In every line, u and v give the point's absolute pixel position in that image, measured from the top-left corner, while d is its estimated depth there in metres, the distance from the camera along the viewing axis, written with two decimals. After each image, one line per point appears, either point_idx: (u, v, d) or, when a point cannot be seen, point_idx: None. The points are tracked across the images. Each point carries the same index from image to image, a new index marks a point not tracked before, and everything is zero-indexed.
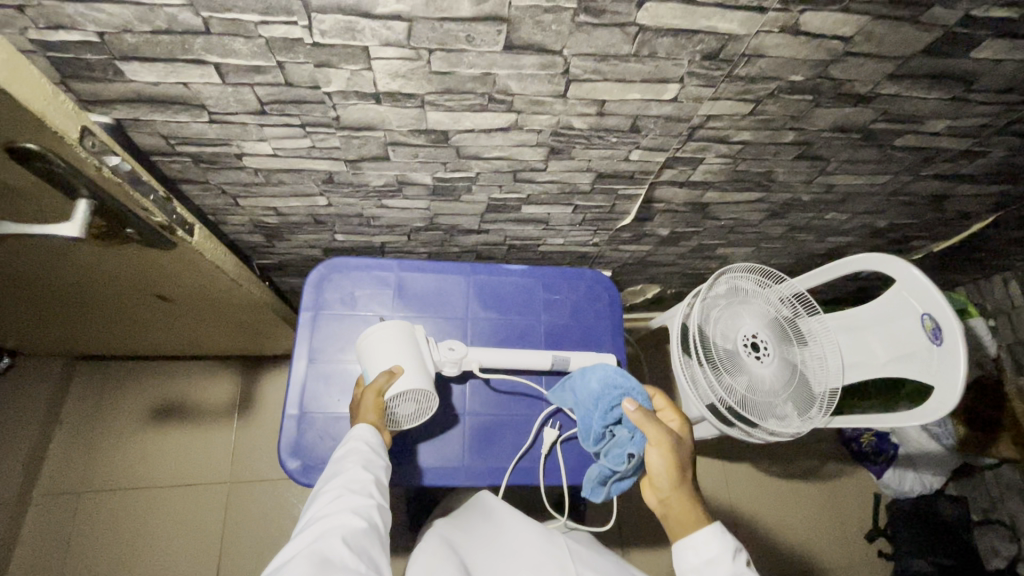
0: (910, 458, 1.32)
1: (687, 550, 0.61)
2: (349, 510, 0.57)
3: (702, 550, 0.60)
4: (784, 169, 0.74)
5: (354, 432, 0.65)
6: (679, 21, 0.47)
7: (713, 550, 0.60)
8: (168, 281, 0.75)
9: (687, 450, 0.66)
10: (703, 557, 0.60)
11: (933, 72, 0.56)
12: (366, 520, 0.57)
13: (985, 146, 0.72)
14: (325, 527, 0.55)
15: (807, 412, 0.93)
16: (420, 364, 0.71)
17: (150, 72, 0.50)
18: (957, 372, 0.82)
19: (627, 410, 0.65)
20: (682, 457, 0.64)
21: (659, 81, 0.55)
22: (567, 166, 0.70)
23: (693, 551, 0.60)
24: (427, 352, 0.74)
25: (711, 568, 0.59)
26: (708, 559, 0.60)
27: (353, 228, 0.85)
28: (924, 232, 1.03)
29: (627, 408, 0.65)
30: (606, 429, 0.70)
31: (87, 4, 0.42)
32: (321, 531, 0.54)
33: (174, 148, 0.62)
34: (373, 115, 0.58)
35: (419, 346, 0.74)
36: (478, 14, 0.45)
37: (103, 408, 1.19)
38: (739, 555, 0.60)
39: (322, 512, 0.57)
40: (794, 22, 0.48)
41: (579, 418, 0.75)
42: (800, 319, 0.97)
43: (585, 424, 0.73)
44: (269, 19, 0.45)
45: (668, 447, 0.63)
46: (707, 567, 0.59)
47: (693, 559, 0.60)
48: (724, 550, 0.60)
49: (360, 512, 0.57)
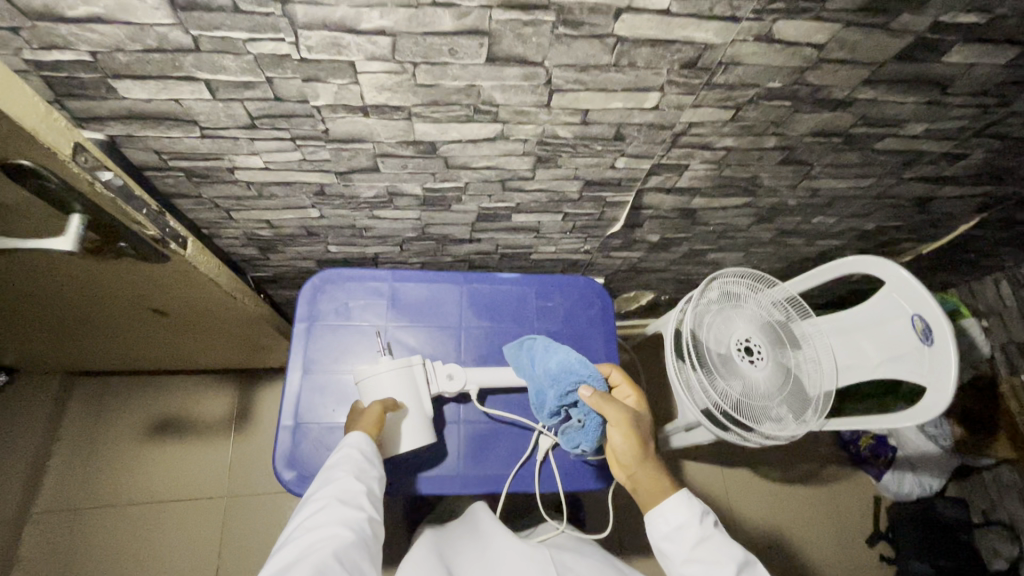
0: (910, 462, 1.31)
1: (657, 519, 0.64)
2: (340, 522, 0.57)
3: (671, 517, 0.63)
4: (769, 174, 0.76)
5: (346, 443, 0.65)
6: (656, 31, 0.49)
7: (681, 516, 0.63)
8: (164, 294, 0.75)
9: (646, 424, 0.69)
10: (672, 523, 0.63)
11: (908, 77, 0.58)
12: (356, 533, 0.58)
13: (965, 149, 0.74)
14: (317, 539, 0.55)
15: (802, 415, 0.93)
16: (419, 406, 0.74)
17: (142, 89, 0.51)
18: (948, 371, 0.83)
19: (583, 396, 0.67)
20: (641, 431, 0.67)
21: (640, 90, 0.56)
22: (554, 174, 0.71)
23: (663, 519, 0.63)
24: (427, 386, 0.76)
25: (681, 533, 0.62)
26: (677, 525, 0.62)
27: (346, 239, 0.86)
28: (912, 234, 1.04)
29: (583, 395, 0.67)
30: (559, 407, 0.71)
31: (80, 25, 0.44)
32: (312, 544, 0.55)
33: (166, 163, 0.63)
34: (362, 128, 0.59)
35: (419, 385, 0.75)
36: (460, 28, 0.46)
37: (100, 422, 1.19)
38: (706, 518, 0.63)
39: (313, 523, 0.57)
40: (768, 31, 0.50)
41: (533, 388, 0.75)
42: (792, 323, 0.98)
43: (539, 398, 0.74)
44: (256, 36, 0.46)
45: (628, 424, 0.66)
46: (677, 533, 0.62)
47: (662, 527, 0.63)
48: (691, 515, 0.63)
49: (351, 524, 0.58)
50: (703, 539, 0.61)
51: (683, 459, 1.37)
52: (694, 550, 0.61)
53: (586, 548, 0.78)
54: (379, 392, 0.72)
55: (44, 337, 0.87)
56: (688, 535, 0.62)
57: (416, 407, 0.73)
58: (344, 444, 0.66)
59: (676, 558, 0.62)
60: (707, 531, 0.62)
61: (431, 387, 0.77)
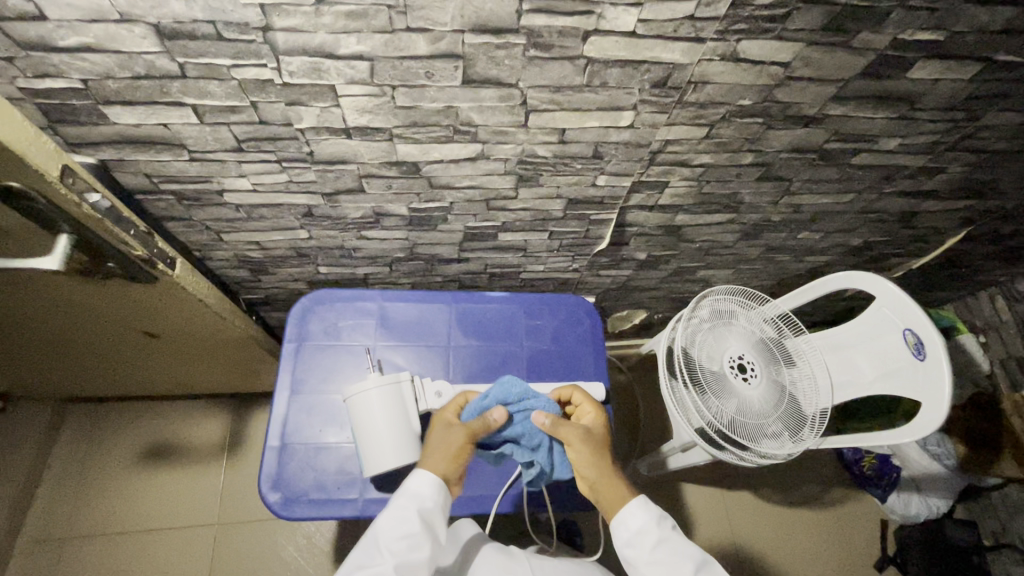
0: (915, 482, 1.27)
1: (619, 526, 0.65)
2: None
3: (631, 524, 0.64)
4: (750, 190, 0.77)
5: (411, 504, 0.63)
6: (625, 52, 0.50)
7: (641, 521, 0.64)
8: (155, 317, 0.76)
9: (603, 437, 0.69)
10: (633, 530, 0.64)
11: (875, 93, 0.59)
12: None
13: (941, 163, 0.75)
14: None
15: (798, 433, 0.91)
16: (406, 426, 0.73)
17: (131, 115, 0.53)
18: (941, 387, 0.82)
19: (540, 422, 0.67)
20: (596, 442, 0.68)
21: (614, 108, 0.58)
22: (537, 193, 0.73)
23: (624, 525, 0.64)
24: (416, 405, 0.76)
25: (641, 537, 0.64)
26: (637, 530, 0.64)
27: (336, 259, 0.88)
28: (900, 249, 1.04)
29: (539, 421, 0.67)
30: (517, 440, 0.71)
31: (72, 54, 0.46)
32: None
33: (157, 187, 0.65)
34: (346, 149, 0.61)
35: (407, 405, 0.75)
36: (434, 52, 0.48)
37: (92, 450, 1.18)
38: (664, 520, 0.66)
39: None
40: (733, 51, 0.51)
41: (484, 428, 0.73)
42: (786, 339, 0.98)
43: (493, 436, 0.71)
44: (240, 63, 0.48)
45: (581, 439, 0.67)
46: (638, 538, 0.64)
47: (623, 533, 0.64)
48: (650, 519, 0.64)
49: None
50: (663, 540, 0.64)
51: (682, 481, 1.34)
52: (655, 552, 0.63)
53: (578, 568, 0.75)
54: (368, 414, 0.72)
55: (37, 361, 0.87)
56: (649, 538, 0.64)
57: (401, 426, 0.73)
58: (407, 498, 0.63)
59: (638, 562, 0.64)
60: (666, 533, 0.64)
61: (419, 405, 0.77)
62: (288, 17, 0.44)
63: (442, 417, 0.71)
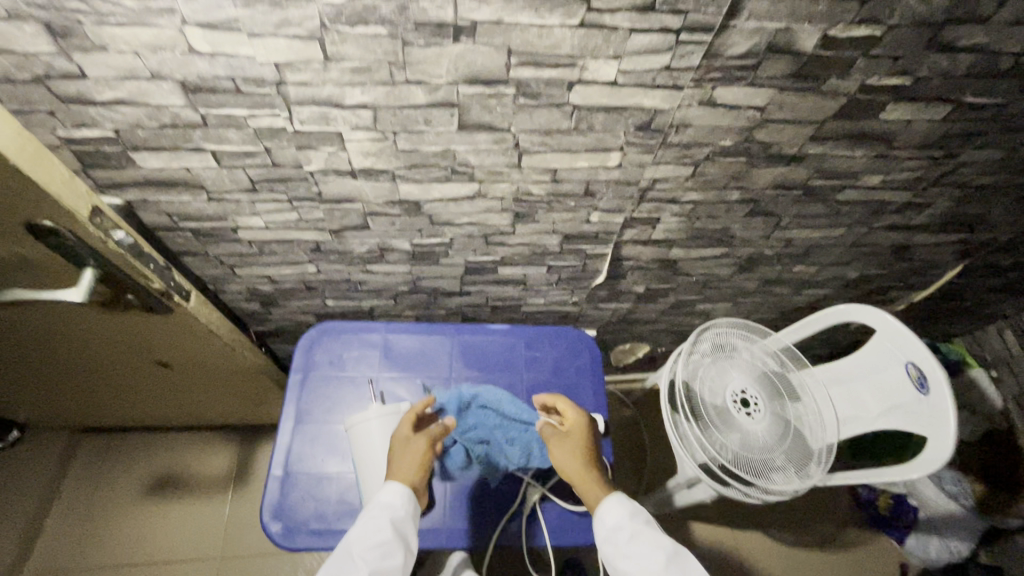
0: (933, 524, 1.20)
1: (597, 522, 0.67)
2: None
3: (605, 520, 0.66)
4: (740, 225, 0.80)
5: (383, 513, 0.64)
6: (609, 99, 0.54)
7: (613, 518, 0.66)
8: (169, 347, 0.80)
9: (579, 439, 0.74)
10: (606, 526, 0.66)
11: (852, 133, 0.63)
12: None
13: (927, 198, 0.77)
14: None
15: (805, 469, 0.87)
16: None
17: (156, 159, 0.58)
18: (948, 420, 0.79)
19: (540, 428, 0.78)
20: (570, 445, 0.73)
21: (602, 150, 0.61)
22: (533, 229, 0.76)
23: (600, 522, 0.67)
24: None
25: (616, 533, 0.65)
26: (611, 526, 0.65)
27: (342, 292, 0.91)
28: (898, 282, 1.05)
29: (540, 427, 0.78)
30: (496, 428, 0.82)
31: (107, 106, 0.51)
32: None
33: (177, 225, 0.70)
34: (351, 189, 0.65)
35: None
36: (432, 101, 0.53)
37: (101, 480, 1.20)
38: (638, 516, 0.66)
39: None
40: (710, 96, 0.55)
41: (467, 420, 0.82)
42: (791, 373, 0.95)
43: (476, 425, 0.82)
44: (256, 112, 0.53)
45: (557, 442, 0.74)
46: (613, 534, 0.65)
47: (600, 529, 0.66)
48: (621, 515, 0.66)
49: None
50: (636, 534, 0.64)
51: (690, 519, 1.31)
52: (628, 546, 0.64)
53: None
54: (370, 442, 0.73)
55: (56, 390, 0.91)
56: (623, 534, 0.64)
57: None
58: (379, 508, 0.65)
59: (615, 558, 0.64)
60: (638, 528, 0.65)
61: None
62: (299, 72, 0.48)
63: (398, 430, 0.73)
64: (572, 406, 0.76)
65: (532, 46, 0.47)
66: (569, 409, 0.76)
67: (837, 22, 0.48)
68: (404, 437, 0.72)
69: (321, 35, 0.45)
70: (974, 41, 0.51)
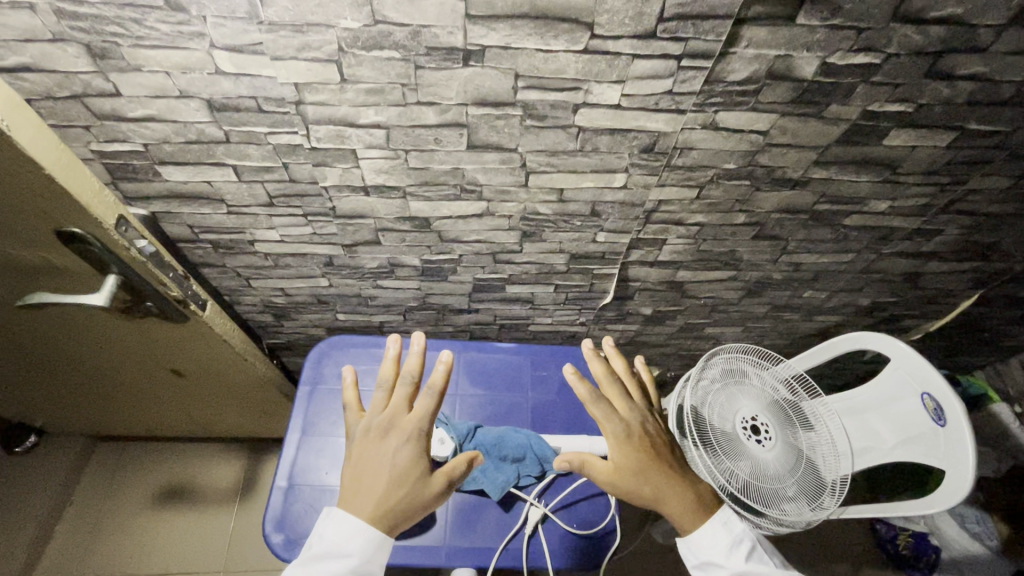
0: (957, 566, 1.13)
1: (691, 539, 0.68)
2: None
3: (701, 551, 0.67)
4: (747, 248, 0.80)
5: (350, 567, 0.56)
6: (612, 122, 0.56)
7: (712, 538, 0.67)
8: (184, 356, 0.81)
9: (631, 471, 0.67)
10: (701, 557, 0.67)
11: (855, 158, 0.63)
12: None
13: (936, 224, 0.77)
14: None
15: (818, 500, 0.80)
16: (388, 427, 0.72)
17: (181, 173, 0.61)
18: (967, 453, 0.76)
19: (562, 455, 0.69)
20: (626, 474, 0.67)
21: (607, 171, 0.63)
22: (541, 248, 0.77)
23: (697, 545, 0.67)
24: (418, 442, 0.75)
25: (726, 549, 0.66)
26: (716, 546, 0.66)
27: (353, 307, 0.93)
28: (912, 310, 1.04)
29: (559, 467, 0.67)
30: (485, 442, 0.82)
31: (138, 123, 0.54)
32: None
33: (197, 237, 0.73)
34: (364, 205, 0.67)
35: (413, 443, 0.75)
36: (442, 121, 0.55)
37: (111, 489, 1.21)
38: (740, 543, 0.67)
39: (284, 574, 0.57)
40: (712, 120, 0.56)
41: (458, 435, 0.81)
42: (804, 402, 0.87)
43: (467, 436, 0.82)
44: (275, 130, 0.56)
45: (610, 471, 0.68)
46: (720, 549, 0.66)
47: (700, 547, 0.67)
48: (720, 552, 0.66)
49: None
50: (748, 547, 0.67)
51: None
52: (749, 564, 0.65)
53: None
54: None
55: (73, 396, 0.93)
56: (735, 551, 0.66)
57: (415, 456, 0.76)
58: (341, 560, 0.57)
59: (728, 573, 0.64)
60: (740, 567, 0.64)
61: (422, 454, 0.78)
62: (317, 93, 0.51)
63: (418, 454, 0.62)
64: (608, 422, 0.70)
65: (539, 70, 0.50)
66: (606, 425, 0.70)
67: (835, 51, 0.49)
68: (417, 468, 0.61)
69: (338, 58, 0.48)
70: (974, 70, 0.52)
